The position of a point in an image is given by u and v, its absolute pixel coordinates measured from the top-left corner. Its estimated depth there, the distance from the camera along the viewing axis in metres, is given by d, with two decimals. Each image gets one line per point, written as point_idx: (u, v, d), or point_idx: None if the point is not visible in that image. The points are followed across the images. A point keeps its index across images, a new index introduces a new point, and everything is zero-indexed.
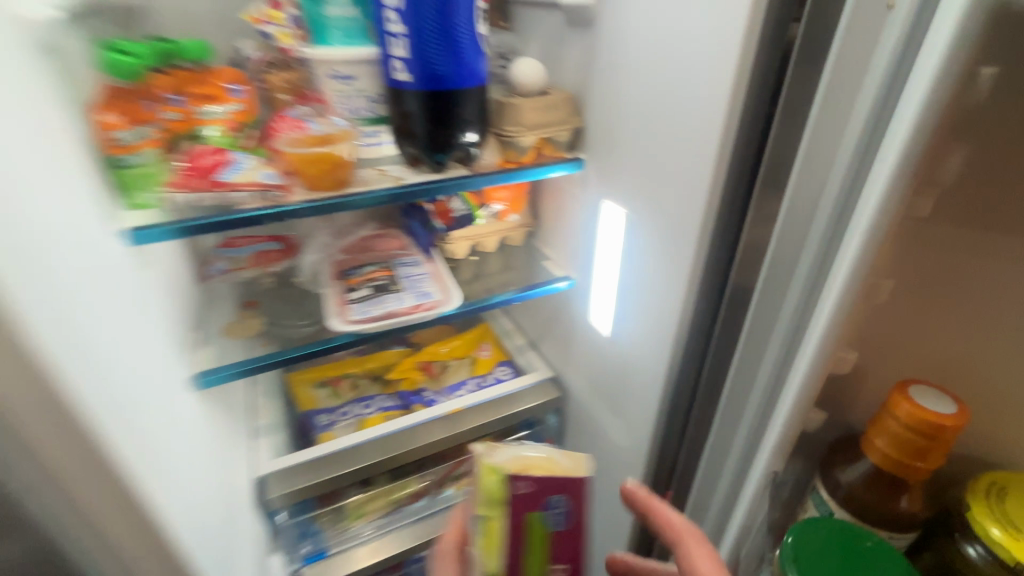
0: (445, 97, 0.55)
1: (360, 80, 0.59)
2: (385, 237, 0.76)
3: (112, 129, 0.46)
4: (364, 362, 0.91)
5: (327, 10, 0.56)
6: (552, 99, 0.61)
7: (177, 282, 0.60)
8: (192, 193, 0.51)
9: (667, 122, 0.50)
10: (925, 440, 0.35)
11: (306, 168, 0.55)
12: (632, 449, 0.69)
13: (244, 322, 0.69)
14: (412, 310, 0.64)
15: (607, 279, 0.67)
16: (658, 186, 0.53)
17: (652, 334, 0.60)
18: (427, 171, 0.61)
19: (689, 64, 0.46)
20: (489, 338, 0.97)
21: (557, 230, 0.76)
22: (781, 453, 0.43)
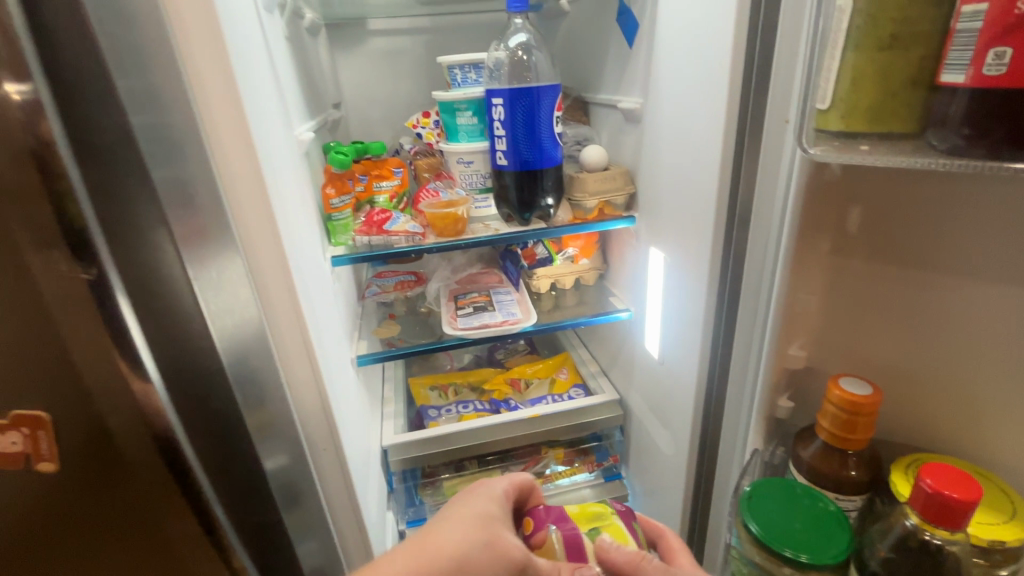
0: (530, 174, 0.79)
1: (476, 164, 0.86)
2: (487, 274, 1.02)
3: (330, 198, 0.78)
4: (467, 375, 1.17)
5: (458, 120, 0.83)
6: (613, 172, 0.83)
7: (349, 296, 0.90)
8: (369, 236, 0.79)
9: (685, 189, 0.66)
10: (851, 416, 0.47)
11: (438, 222, 0.82)
12: (673, 455, 0.82)
13: (384, 327, 0.96)
14: (501, 324, 0.87)
15: (653, 310, 0.84)
16: (679, 236, 0.70)
17: (680, 354, 0.75)
18: (517, 224, 0.86)
19: (693, 148, 0.62)
20: (568, 365, 1.16)
21: (620, 272, 0.95)
22: (759, 432, 0.56)
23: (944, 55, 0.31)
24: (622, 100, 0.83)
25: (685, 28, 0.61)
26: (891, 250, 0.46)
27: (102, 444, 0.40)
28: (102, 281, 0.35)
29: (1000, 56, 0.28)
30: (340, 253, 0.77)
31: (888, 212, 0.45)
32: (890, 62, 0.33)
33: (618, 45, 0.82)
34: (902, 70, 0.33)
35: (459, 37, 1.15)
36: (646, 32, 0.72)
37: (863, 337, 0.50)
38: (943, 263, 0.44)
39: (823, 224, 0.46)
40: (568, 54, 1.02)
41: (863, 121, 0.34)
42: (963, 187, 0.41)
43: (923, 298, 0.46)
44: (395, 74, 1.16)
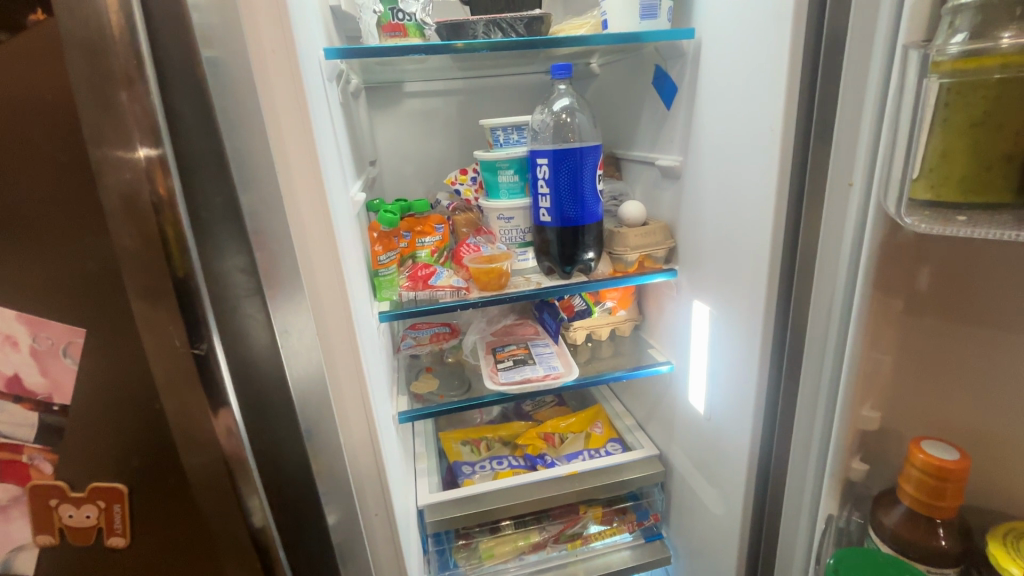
0: (573, 230, 0.81)
1: (516, 219, 0.87)
2: (523, 325, 1.02)
3: (378, 255, 0.79)
4: (499, 428, 1.14)
5: (500, 178, 0.85)
6: (652, 227, 0.84)
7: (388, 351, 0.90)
8: (415, 292, 0.80)
9: (735, 245, 0.66)
10: (938, 484, 0.45)
11: (482, 277, 0.82)
12: (726, 517, 0.79)
13: (421, 381, 0.95)
14: (542, 378, 0.86)
15: (696, 363, 0.83)
16: (727, 290, 0.70)
17: (728, 411, 0.73)
18: (558, 278, 0.86)
19: (743, 206, 0.63)
20: (602, 417, 1.14)
21: (659, 324, 0.95)
22: (834, 497, 0.54)
23: None
24: (660, 157, 0.85)
25: (731, 92, 0.63)
26: (966, 308, 0.46)
27: (178, 511, 0.39)
28: (209, 357, 0.36)
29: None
30: (386, 309, 0.78)
31: (962, 274, 0.45)
32: (985, 137, 0.34)
33: (654, 106, 0.85)
34: (1001, 145, 0.34)
35: (490, 97, 1.20)
36: (685, 95, 0.75)
37: (943, 393, 0.49)
38: (1019, 323, 0.44)
39: (895, 284, 0.47)
40: (598, 112, 1.06)
41: (956, 193, 0.36)
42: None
43: (1002, 358, 0.46)
44: (428, 132, 1.20)
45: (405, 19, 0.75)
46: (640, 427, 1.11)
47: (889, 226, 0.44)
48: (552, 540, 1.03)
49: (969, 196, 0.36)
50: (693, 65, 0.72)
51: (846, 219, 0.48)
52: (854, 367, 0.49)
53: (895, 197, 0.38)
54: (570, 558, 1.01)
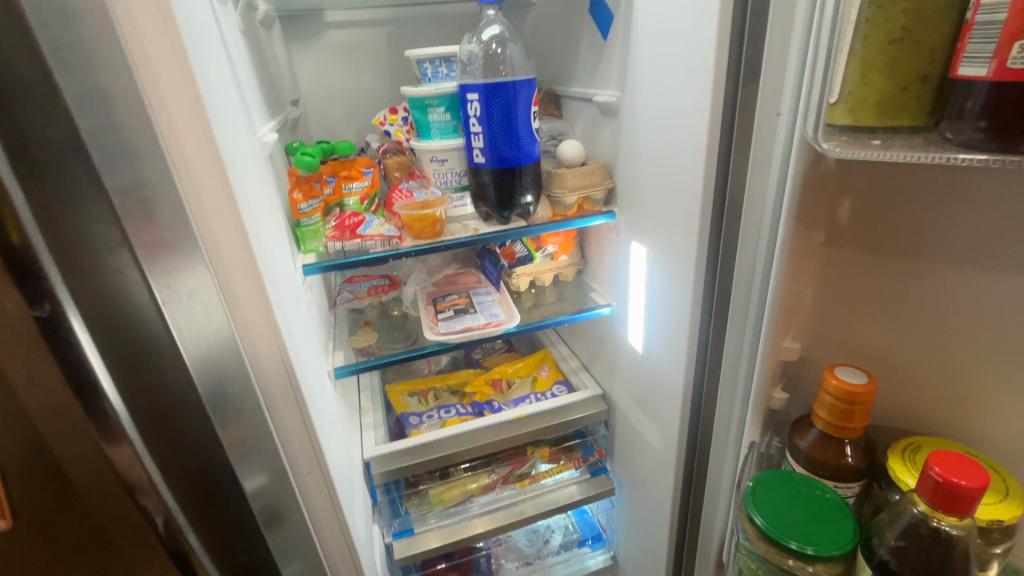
0: (508, 172, 0.77)
1: (450, 161, 0.82)
2: (464, 274, 0.99)
3: (298, 202, 0.73)
4: (447, 379, 1.14)
5: (430, 117, 0.79)
6: (590, 167, 0.82)
7: (320, 306, 0.86)
8: (342, 242, 0.75)
9: (670, 183, 0.65)
10: (849, 406, 0.47)
11: (415, 224, 0.78)
12: (663, 449, 0.82)
13: (359, 336, 0.91)
14: (483, 327, 0.84)
15: (635, 304, 0.84)
16: (663, 229, 0.70)
17: (665, 349, 0.75)
18: (496, 223, 0.83)
19: (677, 142, 0.61)
20: (549, 361, 1.15)
21: (600, 267, 0.95)
22: (756, 424, 0.56)
23: (960, 49, 0.31)
24: (597, 93, 0.81)
25: (665, 17, 0.60)
26: (883, 239, 0.47)
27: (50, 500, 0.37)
28: (57, 317, 0.33)
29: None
30: (311, 261, 0.73)
31: (877, 206, 0.46)
32: (902, 54, 0.33)
33: (591, 36, 0.80)
34: (913, 64, 0.34)
35: (422, 28, 1.11)
36: (621, 23, 0.71)
37: (859, 323, 0.51)
38: (932, 251, 0.45)
39: (817, 218, 0.47)
40: (537, 45, 1.00)
41: (873, 115, 0.35)
42: (962, 175, 0.42)
43: (913, 286, 0.47)
44: (355, 68, 1.10)
45: None
46: (585, 368, 1.13)
47: (812, 156, 0.43)
48: (502, 480, 1.06)
49: (886, 118, 0.35)
50: None
51: (773, 151, 0.47)
52: (777, 301, 0.49)
53: (815, 121, 0.35)
54: (519, 496, 1.06)
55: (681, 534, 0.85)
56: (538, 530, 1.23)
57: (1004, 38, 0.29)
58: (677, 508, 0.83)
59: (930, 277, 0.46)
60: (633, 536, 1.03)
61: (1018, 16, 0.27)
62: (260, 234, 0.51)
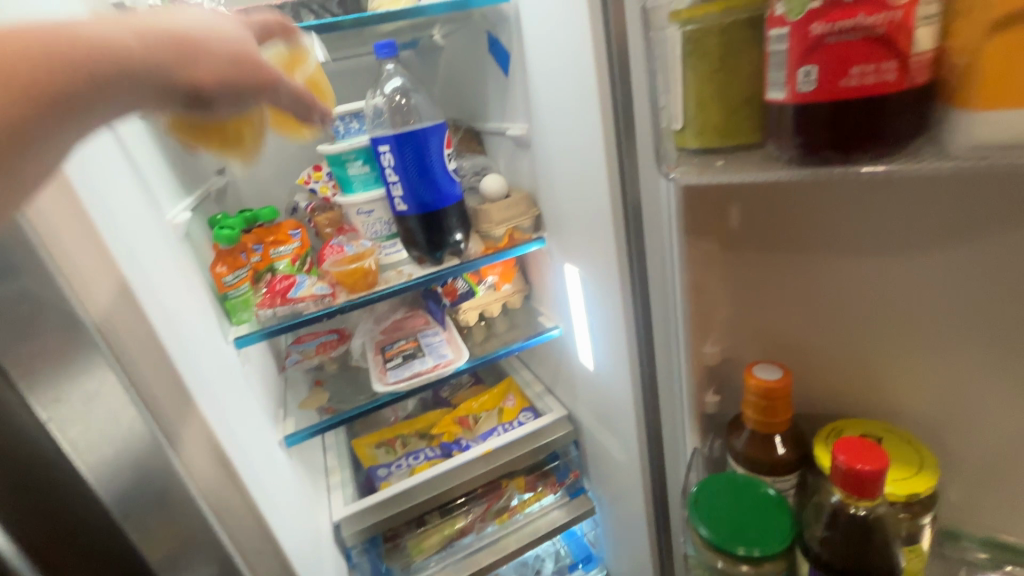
0: (432, 215, 0.78)
1: (377, 211, 0.83)
2: (412, 317, 0.98)
3: (222, 275, 0.73)
4: (411, 423, 1.12)
5: (349, 172, 0.81)
6: (514, 199, 0.83)
7: (265, 374, 0.84)
8: (273, 308, 0.74)
9: (584, 207, 0.67)
10: (769, 403, 0.49)
11: (346, 278, 0.78)
12: (628, 463, 0.83)
13: (312, 397, 0.89)
14: (432, 370, 0.83)
15: (579, 324, 0.85)
16: (586, 251, 0.72)
17: (611, 365, 0.76)
18: (431, 265, 0.84)
19: (582, 168, 0.64)
20: (514, 389, 1.15)
21: (543, 291, 0.97)
22: (695, 430, 0.58)
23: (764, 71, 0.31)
24: (510, 126, 0.83)
25: (552, 55, 0.62)
26: (774, 239, 0.49)
27: None
28: None
29: (808, 74, 0.28)
30: (245, 333, 0.72)
31: (762, 210, 0.48)
32: (725, 77, 0.33)
33: (495, 74, 0.82)
34: (739, 86, 0.33)
35: (339, 83, 1.12)
36: (518, 62, 0.74)
37: (770, 319, 0.53)
38: (818, 244, 0.48)
39: (710, 228, 0.49)
40: (451, 87, 1.03)
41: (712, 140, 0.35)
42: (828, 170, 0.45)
43: (809, 279, 0.49)
44: (279, 130, 1.11)
45: None
46: (549, 392, 1.13)
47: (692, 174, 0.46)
48: (481, 518, 1.04)
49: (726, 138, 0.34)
50: (517, 29, 0.70)
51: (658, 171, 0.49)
52: (690, 312, 0.51)
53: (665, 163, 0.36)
54: (501, 531, 1.04)
55: (660, 545, 0.85)
56: (530, 561, 1.22)
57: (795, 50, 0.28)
58: (651, 520, 0.83)
59: (823, 269, 0.48)
60: (620, 552, 1.02)
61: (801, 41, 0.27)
62: (173, 313, 0.52)
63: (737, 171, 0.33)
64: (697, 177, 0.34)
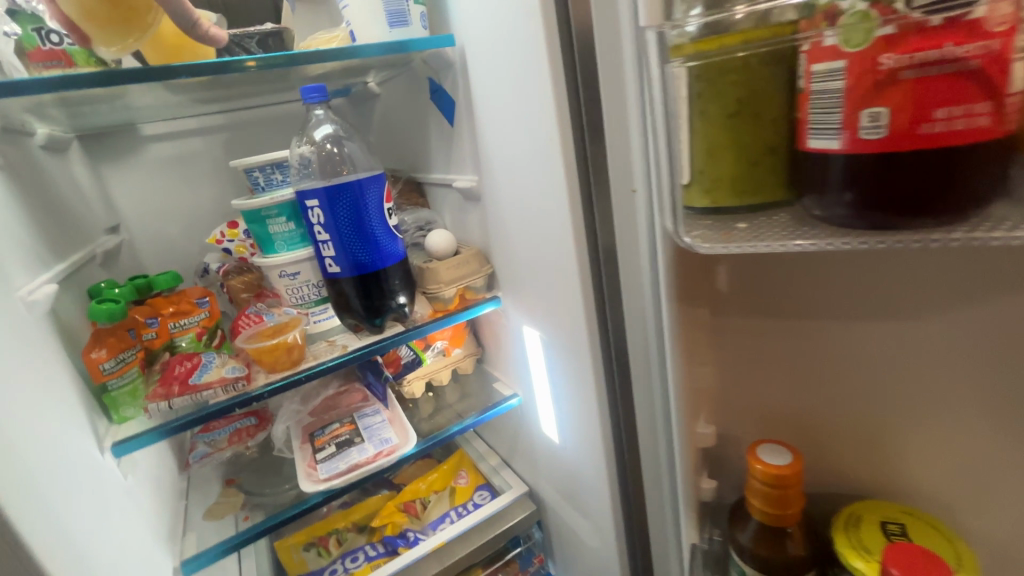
0: (371, 277, 0.68)
1: (303, 273, 0.71)
2: (347, 392, 0.84)
3: (101, 361, 0.57)
4: (347, 514, 0.95)
5: (271, 229, 0.69)
6: (464, 256, 0.75)
7: (159, 478, 0.68)
8: (169, 399, 0.59)
9: (545, 265, 0.60)
10: (780, 491, 0.42)
11: (264, 354, 0.65)
12: (603, 550, 0.73)
13: (221, 502, 0.73)
14: (373, 460, 0.70)
15: (541, 392, 0.76)
16: (549, 312, 0.64)
17: (581, 439, 0.67)
18: (370, 333, 0.72)
19: (543, 222, 0.57)
20: (466, 464, 1.03)
21: (497, 355, 0.88)
22: (691, 522, 0.49)
23: (806, 118, 0.30)
24: (456, 178, 0.76)
25: (505, 101, 0.57)
26: (768, 303, 0.44)
27: None
28: None
29: (874, 117, 0.26)
30: (128, 435, 0.57)
31: (753, 269, 0.43)
32: (743, 127, 0.32)
33: (438, 123, 0.76)
34: (760, 136, 0.32)
35: (262, 131, 1.02)
36: (464, 109, 0.67)
37: (766, 391, 0.47)
38: (815, 306, 0.43)
39: (697, 292, 0.43)
40: (389, 136, 0.95)
41: (727, 197, 0.33)
42: None
43: (807, 345, 0.44)
44: (189, 182, 0.98)
45: (64, 42, 0.52)
46: (506, 464, 1.02)
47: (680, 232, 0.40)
48: None
49: (741, 198, 0.33)
50: (463, 75, 0.64)
51: (637, 228, 0.44)
52: (683, 388, 0.44)
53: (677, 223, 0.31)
54: None
55: None
56: None
57: (846, 104, 0.27)
58: None
59: (822, 334, 0.43)
60: None
61: (857, 84, 0.26)
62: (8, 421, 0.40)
63: (761, 233, 0.31)
64: (722, 242, 0.30)
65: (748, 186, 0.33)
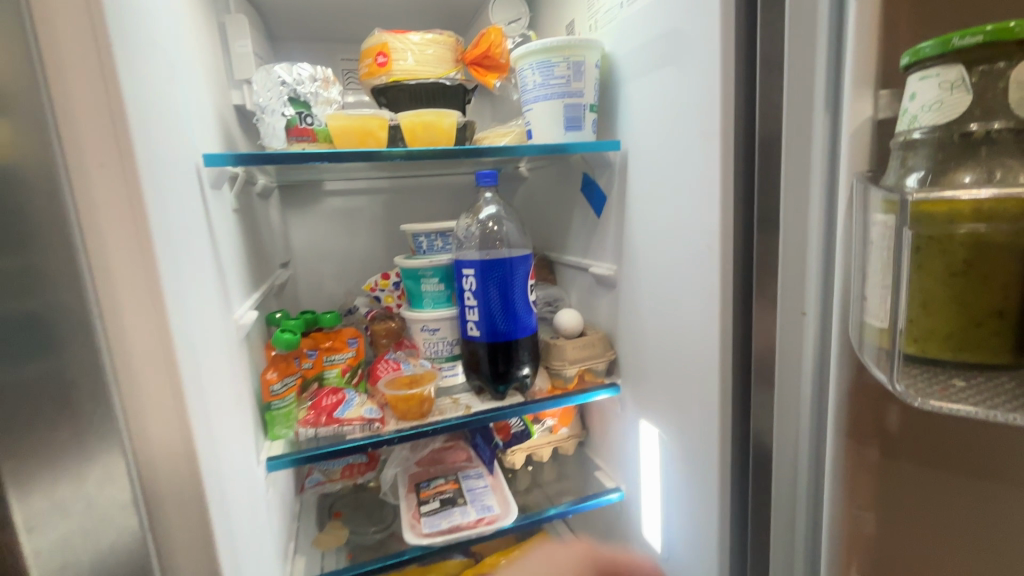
0: (504, 345, 0.72)
1: (442, 331, 0.78)
2: (452, 449, 0.88)
3: (271, 382, 0.65)
4: (425, 572, 0.96)
5: (423, 287, 0.77)
6: (590, 338, 0.77)
7: (284, 498, 0.74)
8: (316, 428, 0.66)
9: (681, 365, 0.60)
10: None
11: (399, 402, 0.70)
12: None
13: (329, 534, 0.78)
14: (474, 525, 0.71)
15: (648, 491, 0.74)
16: (676, 412, 0.63)
17: (691, 556, 0.63)
18: (490, 398, 0.76)
19: (687, 325, 0.58)
20: (548, 548, 0.99)
21: (603, 441, 0.87)
22: None
23: None
24: (593, 264, 0.80)
25: (666, 206, 0.60)
26: (948, 457, 0.40)
27: None
28: None
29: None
30: (279, 454, 0.64)
31: (933, 415, 0.40)
32: (969, 289, 0.31)
33: (584, 212, 0.82)
34: (989, 298, 0.31)
35: (417, 196, 1.15)
36: (616, 203, 0.72)
37: (936, 556, 0.42)
38: (1007, 473, 0.38)
39: (864, 431, 0.41)
40: (529, 215, 1.03)
41: (945, 349, 0.33)
42: None
43: (996, 515, 0.39)
44: (351, 232, 1.12)
45: (315, 123, 0.66)
46: None
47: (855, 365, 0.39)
48: None
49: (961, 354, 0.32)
50: (621, 175, 0.69)
51: (804, 351, 0.43)
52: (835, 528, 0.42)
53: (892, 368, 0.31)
54: None
55: None
56: None
57: None
58: None
59: (1016, 505, 0.38)
60: None
61: None
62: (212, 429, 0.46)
63: (987, 399, 0.30)
64: (937, 400, 0.31)
65: (965, 342, 0.32)
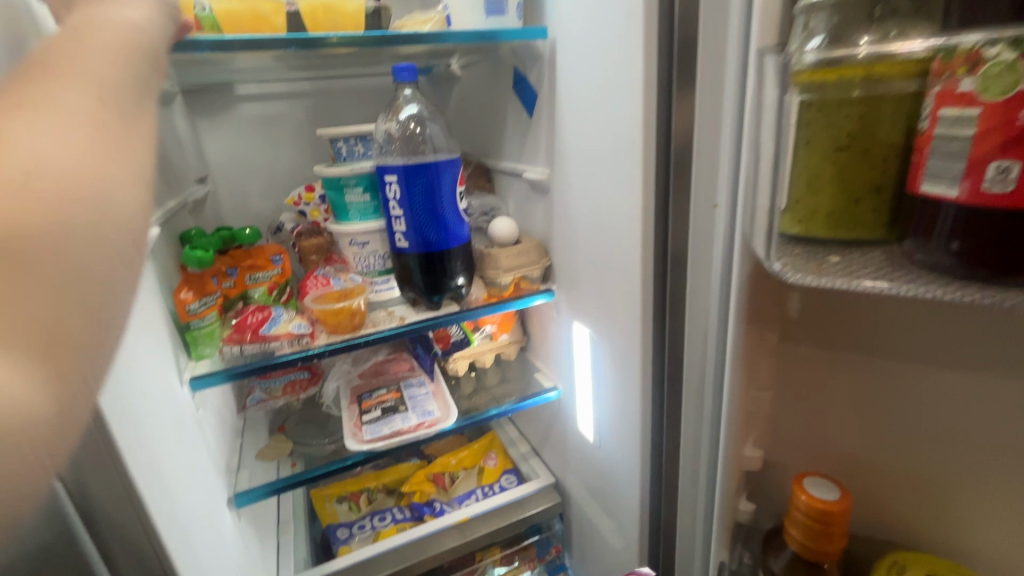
0: (435, 255, 0.70)
1: (372, 244, 0.75)
2: (395, 360, 0.88)
3: (187, 301, 0.62)
4: (379, 476, 1.00)
5: (346, 198, 0.72)
6: (524, 246, 0.77)
7: (221, 416, 0.73)
8: (241, 345, 0.64)
9: (607, 266, 0.61)
10: (823, 527, 0.42)
11: (329, 316, 0.68)
12: (624, 550, 0.74)
13: (275, 447, 0.80)
14: (415, 428, 0.73)
15: (582, 388, 0.77)
16: (604, 311, 0.65)
17: (619, 443, 0.68)
18: (425, 309, 0.75)
19: (612, 225, 0.57)
20: (496, 447, 1.05)
21: (542, 345, 0.89)
22: (722, 540, 0.49)
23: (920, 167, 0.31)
24: (528, 168, 0.77)
25: (592, 101, 0.57)
26: (842, 338, 0.43)
27: None
28: None
29: (1004, 170, 0.27)
30: (204, 373, 0.62)
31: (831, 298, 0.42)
32: (851, 162, 0.34)
33: (516, 113, 0.77)
34: (866, 175, 0.34)
35: (343, 100, 1.05)
36: (546, 100, 0.68)
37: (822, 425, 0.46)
38: (891, 347, 0.41)
39: (767, 315, 0.43)
40: (464, 119, 0.97)
41: (822, 227, 0.35)
42: None
43: (880, 385, 0.43)
44: (273, 142, 1.03)
45: None
46: (536, 453, 1.03)
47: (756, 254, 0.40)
48: None
49: (836, 232, 0.35)
50: (550, 68, 0.64)
51: (715, 243, 0.43)
52: (735, 407, 0.45)
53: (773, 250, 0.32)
54: None
55: None
56: None
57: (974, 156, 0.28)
58: None
59: (896, 376, 0.42)
60: None
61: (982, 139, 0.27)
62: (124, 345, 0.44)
63: (854, 271, 0.32)
64: (811, 273, 0.33)
65: (837, 221, 0.35)
